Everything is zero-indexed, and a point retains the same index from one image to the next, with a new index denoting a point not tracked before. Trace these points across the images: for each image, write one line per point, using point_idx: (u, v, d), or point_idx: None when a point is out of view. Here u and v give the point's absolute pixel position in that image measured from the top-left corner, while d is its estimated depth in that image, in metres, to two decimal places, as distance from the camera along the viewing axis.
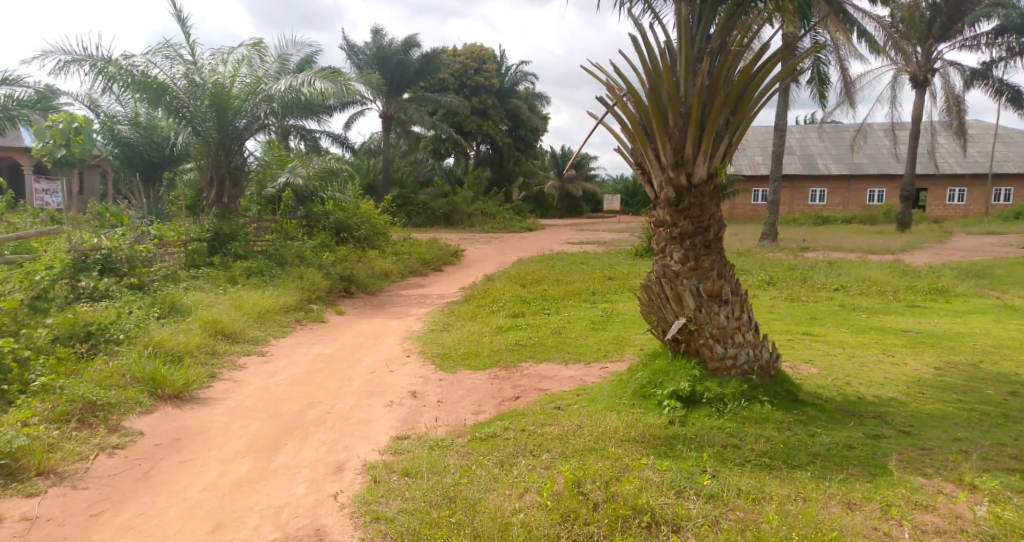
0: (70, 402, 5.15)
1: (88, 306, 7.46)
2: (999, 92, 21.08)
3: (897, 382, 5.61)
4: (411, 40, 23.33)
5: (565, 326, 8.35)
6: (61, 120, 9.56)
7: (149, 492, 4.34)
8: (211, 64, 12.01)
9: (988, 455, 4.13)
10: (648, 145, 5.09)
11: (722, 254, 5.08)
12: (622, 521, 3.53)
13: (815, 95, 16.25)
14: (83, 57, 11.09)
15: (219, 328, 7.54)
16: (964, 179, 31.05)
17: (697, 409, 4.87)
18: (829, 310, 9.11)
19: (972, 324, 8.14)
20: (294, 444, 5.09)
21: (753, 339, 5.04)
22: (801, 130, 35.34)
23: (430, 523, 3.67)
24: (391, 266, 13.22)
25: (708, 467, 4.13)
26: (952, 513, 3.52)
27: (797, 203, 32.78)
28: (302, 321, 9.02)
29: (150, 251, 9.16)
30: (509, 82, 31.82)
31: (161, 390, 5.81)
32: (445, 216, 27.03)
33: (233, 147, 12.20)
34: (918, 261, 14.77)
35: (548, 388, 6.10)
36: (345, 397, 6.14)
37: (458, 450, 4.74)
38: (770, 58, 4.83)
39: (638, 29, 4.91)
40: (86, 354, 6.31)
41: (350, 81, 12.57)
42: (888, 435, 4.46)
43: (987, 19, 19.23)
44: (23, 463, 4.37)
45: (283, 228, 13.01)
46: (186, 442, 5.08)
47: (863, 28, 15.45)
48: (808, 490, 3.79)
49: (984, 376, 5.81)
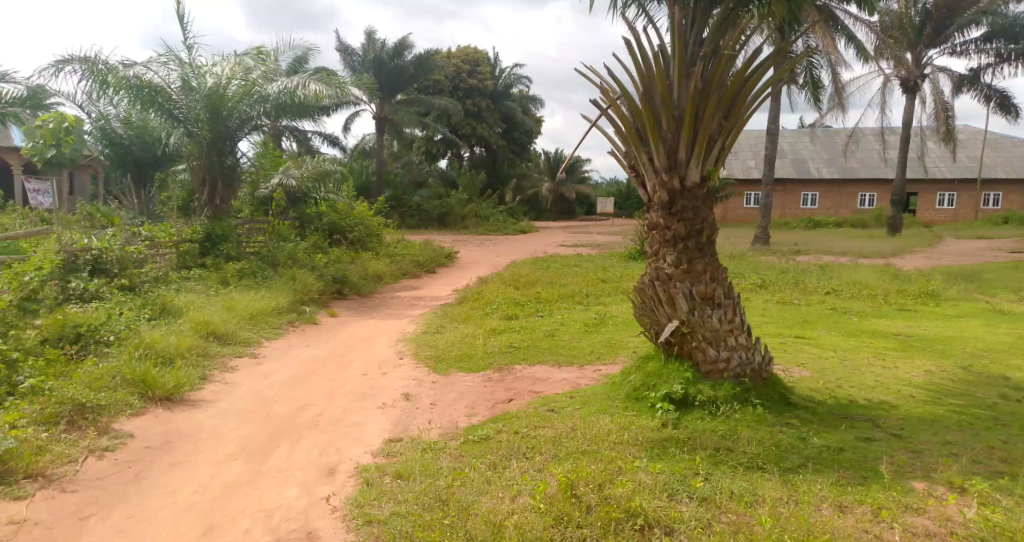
0: (59, 405, 5.11)
1: (78, 307, 7.41)
2: (989, 97, 21.21)
3: (889, 386, 5.63)
4: (405, 43, 23.32)
5: (558, 329, 8.34)
6: (51, 120, 9.47)
7: (138, 496, 4.31)
8: (206, 66, 11.97)
9: (978, 458, 4.16)
10: (642, 149, 5.10)
11: (715, 257, 5.10)
12: (615, 524, 3.52)
13: (809, 99, 16.34)
14: (77, 60, 11.04)
15: (211, 329, 7.50)
16: (953, 184, 31.31)
17: (690, 412, 4.89)
18: (822, 314, 9.17)
19: (963, 328, 8.19)
20: (286, 447, 5.06)
21: (746, 342, 5.06)
22: (793, 135, 35.50)
23: (423, 526, 3.66)
24: (385, 268, 13.19)
25: (701, 470, 4.14)
26: (942, 515, 3.53)
27: (789, 207, 32.96)
28: (295, 323, 8.98)
29: (141, 252, 9.11)
30: (503, 84, 31.94)
31: (152, 392, 5.77)
32: (439, 218, 27.02)
33: (226, 148, 12.09)
34: (909, 266, 14.85)
35: (542, 390, 6.09)
36: (337, 399, 6.10)
37: (451, 453, 4.73)
38: (763, 62, 4.85)
39: (632, 33, 4.92)
40: (75, 355, 6.26)
41: (344, 84, 12.65)
42: (880, 438, 4.47)
43: (976, 26, 19.31)
44: (10, 466, 4.32)
45: (276, 229, 12.94)
46: (175, 445, 5.04)
47: (855, 33, 15.54)
48: (800, 493, 3.80)
49: (975, 380, 5.84)
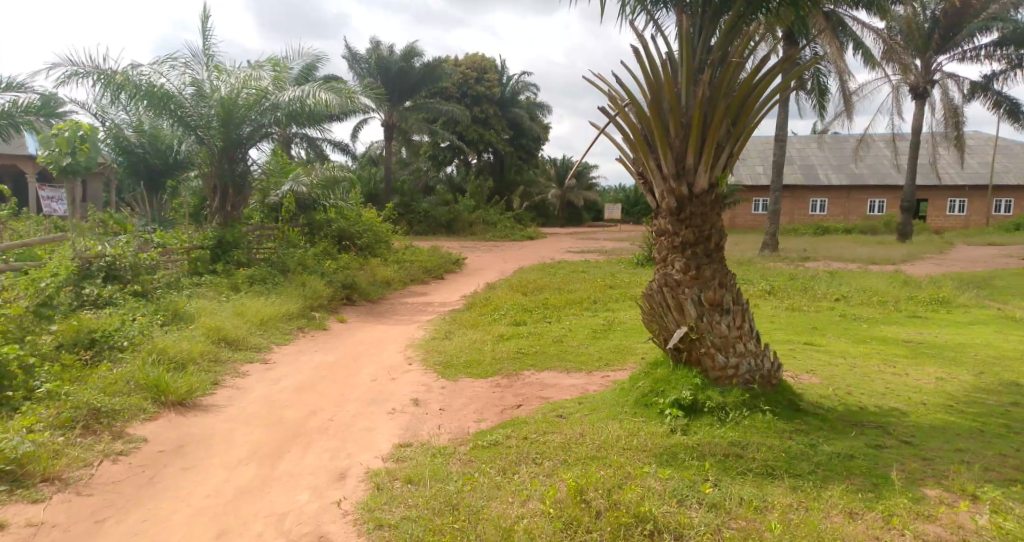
0: (75, 409, 5.18)
1: (91, 313, 7.49)
2: (999, 103, 21.20)
3: (899, 393, 5.62)
4: (413, 50, 23.46)
5: (566, 335, 8.38)
6: (67, 128, 9.64)
7: (153, 499, 4.36)
8: (217, 73, 12.09)
9: (990, 465, 4.15)
10: (650, 156, 5.12)
11: (723, 263, 5.12)
12: (625, 529, 3.54)
13: (816, 105, 16.34)
14: (89, 68, 11.17)
15: (222, 335, 7.58)
16: (964, 190, 31.16)
17: (699, 418, 4.91)
18: (830, 320, 9.15)
19: (973, 335, 8.16)
20: (297, 452, 5.11)
21: (755, 348, 5.07)
22: (801, 141, 35.44)
23: (433, 530, 3.69)
24: (392, 274, 13.26)
25: (710, 475, 4.15)
26: (954, 523, 3.53)
27: (797, 213, 32.89)
28: (305, 328, 9.05)
29: (153, 259, 9.24)
30: (510, 92, 32.13)
31: (165, 397, 5.83)
32: (447, 224, 27.13)
33: (236, 155, 12.22)
34: (919, 273, 14.79)
35: (551, 396, 6.12)
36: (348, 404, 6.15)
37: (460, 457, 4.76)
38: (771, 69, 4.87)
39: (641, 40, 4.96)
40: (90, 361, 6.36)
41: (354, 93, 12.76)
42: (890, 445, 4.48)
43: (986, 32, 19.26)
44: (28, 469, 4.40)
45: (285, 236, 13.07)
46: (189, 449, 5.10)
47: (862, 40, 15.51)
48: (810, 500, 3.81)
49: (987, 387, 5.82)
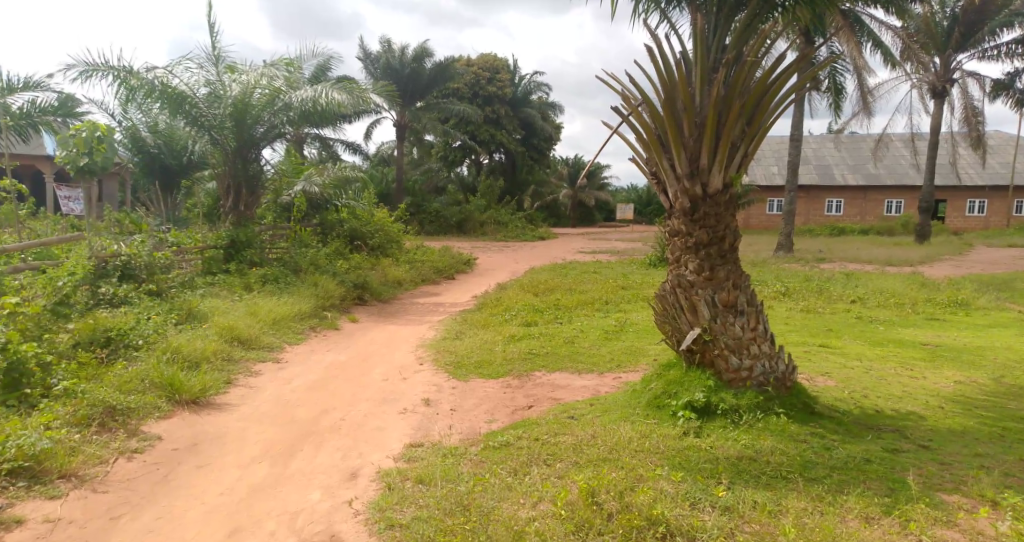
0: (91, 406, 5.23)
1: (107, 312, 7.56)
2: (1019, 102, 20.94)
3: (916, 396, 5.55)
4: (425, 50, 23.49)
5: (578, 336, 8.36)
6: (84, 129, 9.73)
7: (167, 497, 4.39)
8: (231, 73, 12.17)
9: (1010, 471, 4.09)
10: (664, 156, 5.09)
11: (737, 264, 5.08)
12: (637, 532, 3.53)
13: (832, 105, 16.21)
14: (105, 68, 11.27)
15: (235, 334, 7.62)
16: (982, 191, 30.78)
17: (712, 420, 4.88)
18: (845, 322, 9.07)
19: (992, 338, 8.04)
20: (309, 451, 5.12)
21: (769, 350, 5.02)
22: (816, 141, 35.15)
23: (445, 530, 3.69)
24: (404, 274, 13.28)
25: (723, 479, 4.11)
26: (973, 528, 3.48)
27: (811, 214, 32.64)
28: (317, 328, 9.09)
29: (168, 258, 9.29)
30: (522, 91, 32.15)
31: (179, 396, 5.86)
32: (458, 225, 27.19)
33: (250, 155, 12.30)
34: (937, 274, 14.60)
35: (562, 397, 6.10)
36: (359, 404, 6.16)
37: (472, 458, 4.75)
38: (786, 69, 4.83)
39: (654, 39, 4.94)
40: (106, 358, 6.42)
41: (367, 92, 12.82)
42: (907, 449, 4.42)
43: (1008, 29, 18.98)
44: (45, 466, 4.45)
45: (298, 235, 13.11)
46: (202, 447, 5.13)
47: (880, 38, 15.35)
48: (825, 504, 3.78)
49: (1006, 391, 5.74)
